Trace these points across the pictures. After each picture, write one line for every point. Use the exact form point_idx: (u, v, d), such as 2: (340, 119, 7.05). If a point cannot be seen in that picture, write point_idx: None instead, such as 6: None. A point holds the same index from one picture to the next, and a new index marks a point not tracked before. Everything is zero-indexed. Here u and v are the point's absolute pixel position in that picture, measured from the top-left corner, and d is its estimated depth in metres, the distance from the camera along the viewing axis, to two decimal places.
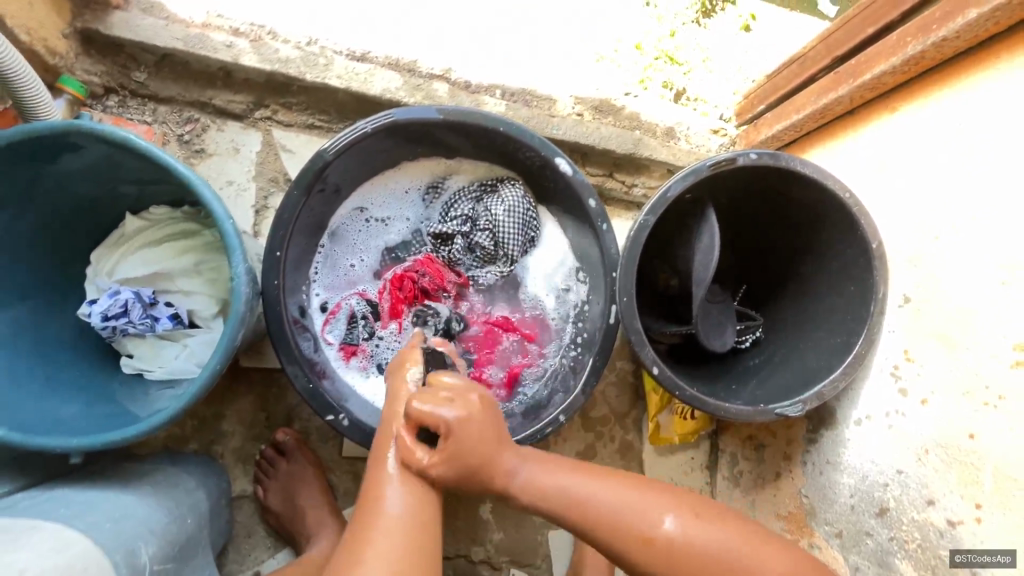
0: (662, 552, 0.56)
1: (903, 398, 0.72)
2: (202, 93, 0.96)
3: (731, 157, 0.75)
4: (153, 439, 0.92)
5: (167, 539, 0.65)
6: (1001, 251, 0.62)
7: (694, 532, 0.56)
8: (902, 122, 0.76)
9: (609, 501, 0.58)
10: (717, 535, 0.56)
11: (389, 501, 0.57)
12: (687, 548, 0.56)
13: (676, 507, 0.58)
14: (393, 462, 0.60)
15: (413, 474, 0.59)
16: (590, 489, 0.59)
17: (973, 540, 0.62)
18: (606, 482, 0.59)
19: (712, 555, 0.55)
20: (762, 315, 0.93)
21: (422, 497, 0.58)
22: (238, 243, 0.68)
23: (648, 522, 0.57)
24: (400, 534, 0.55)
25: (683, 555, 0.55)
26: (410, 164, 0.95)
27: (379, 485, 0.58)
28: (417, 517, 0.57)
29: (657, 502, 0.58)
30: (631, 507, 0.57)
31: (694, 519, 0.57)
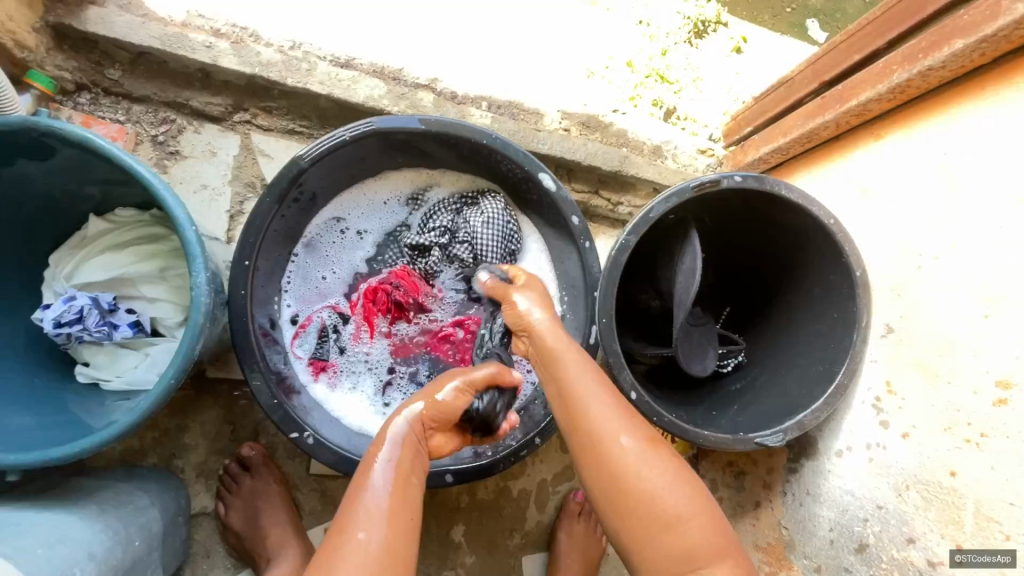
0: (607, 457, 0.56)
1: (884, 430, 0.70)
2: (179, 94, 0.94)
3: (715, 179, 0.74)
4: (110, 451, 0.88)
5: (109, 563, 0.61)
6: (984, 285, 0.61)
7: (642, 460, 0.55)
8: (889, 149, 0.75)
9: (596, 402, 0.59)
10: (663, 477, 0.55)
11: (363, 532, 0.52)
12: (630, 468, 0.55)
13: (643, 438, 0.57)
14: (377, 489, 0.56)
15: (398, 510, 0.55)
16: (585, 382, 0.60)
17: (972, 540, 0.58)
18: (598, 383, 0.60)
19: (647, 484, 0.54)
20: (745, 339, 0.92)
21: (403, 538, 0.53)
22: (200, 250, 0.64)
23: (610, 430, 0.57)
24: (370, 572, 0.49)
25: (625, 471, 0.55)
26: (392, 174, 0.93)
27: (355, 516, 0.53)
28: (389, 561, 0.51)
29: (631, 423, 0.58)
30: (601, 416, 0.58)
31: (653, 455, 0.56)
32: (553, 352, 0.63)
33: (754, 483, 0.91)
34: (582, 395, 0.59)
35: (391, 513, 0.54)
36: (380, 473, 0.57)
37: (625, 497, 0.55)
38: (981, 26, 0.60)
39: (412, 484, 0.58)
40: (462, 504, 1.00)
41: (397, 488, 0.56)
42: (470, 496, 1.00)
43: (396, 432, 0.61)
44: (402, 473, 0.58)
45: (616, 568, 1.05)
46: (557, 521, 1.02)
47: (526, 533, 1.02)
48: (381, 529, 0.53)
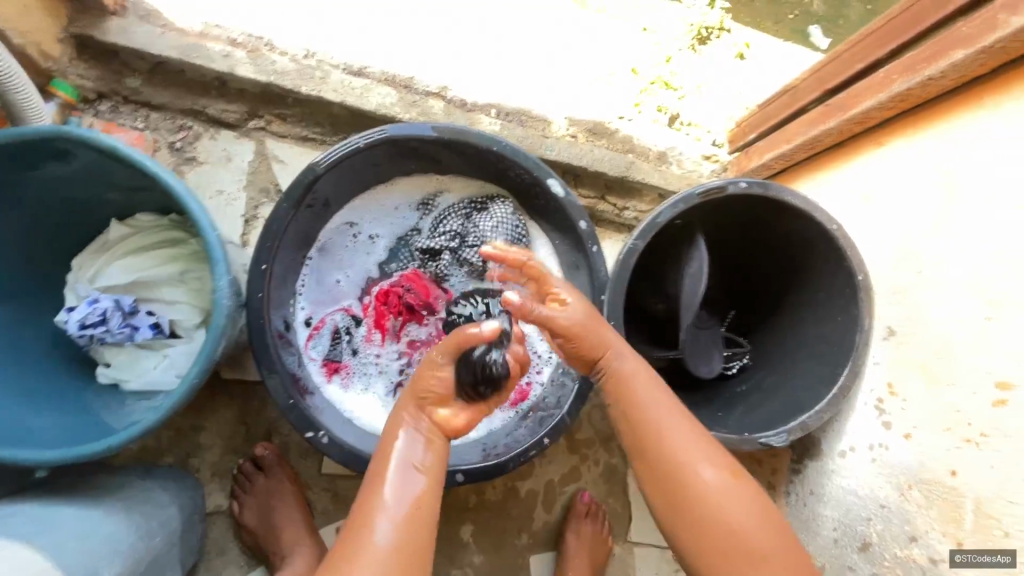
0: (696, 493, 0.58)
1: (887, 431, 0.71)
2: (196, 102, 0.96)
3: (720, 186, 0.76)
4: (128, 451, 0.89)
5: (133, 558, 0.63)
6: (984, 288, 0.62)
7: (727, 492, 0.58)
8: (892, 155, 0.76)
9: (680, 435, 0.61)
10: (743, 507, 0.58)
11: (382, 526, 0.54)
12: (715, 502, 0.58)
13: (727, 469, 0.60)
14: (393, 489, 0.56)
15: (417, 508, 0.56)
16: (668, 420, 0.62)
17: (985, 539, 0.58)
18: (679, 416, 0.63)
19: (733, 519, 0.57)
20: (751, 341, 0.94)
21: (413, 535, 0.54)
22: (222, 254, 0.66)
23: (696, 466, 0.59)
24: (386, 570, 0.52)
25: (714, 507, 0.57)
26: (404, 179, 0.96)
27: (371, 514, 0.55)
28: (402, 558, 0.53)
29: (711, 453, 0.60)
30: (683, 449, 0.60)
31: (738, 486, 0.59)
32: (631, 388, 0.65)
33: (759, 484, 0.92)
34: (666, 432, 0.61)
35: (408, 519, 0.55)
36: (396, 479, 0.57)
37: (713, 533, 0.57)
38: (980, 39, 0.62)
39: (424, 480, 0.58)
40: (471, 503, 1.01)
41: (413, 489, 0.57)
42: (479, 496, 1.02)
43: (412, 435, 0.60)
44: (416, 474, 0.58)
45: (622, 569, 1.06)
46: (564, 521, 1.03)
47: (534, 533, 1.03)
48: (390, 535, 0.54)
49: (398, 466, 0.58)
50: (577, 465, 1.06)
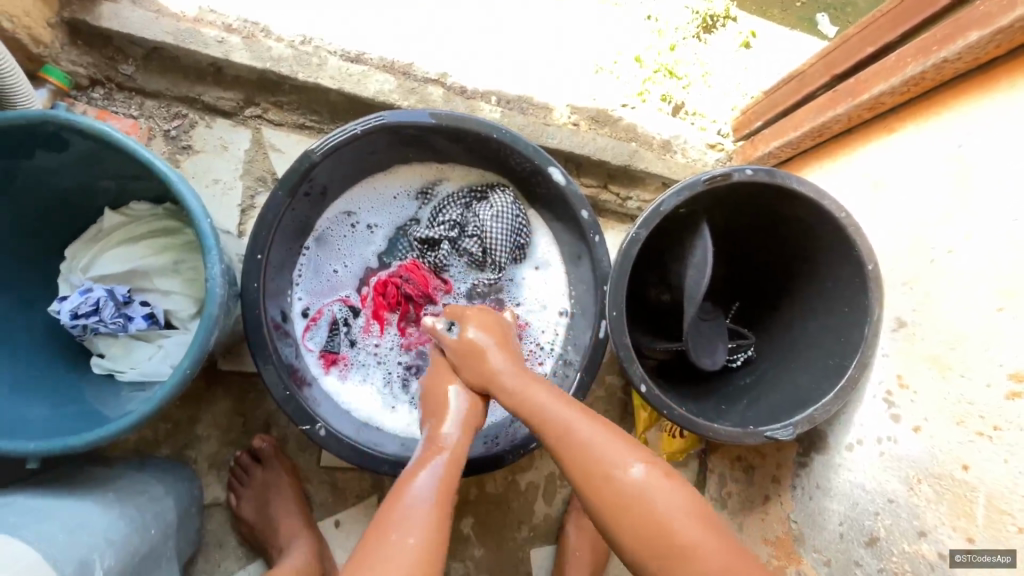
0: (619, 491, 0.56)
1: (896, 424, 0.70)
2: (191, 89, 0.94)
3: (725, 173, 0.73)
4: (124, 442, 0.89)
5: (127, 550, 0.62)
6: (999, 278, 0.60)
7: (651, 485, 0.55)
8: (904, 142, 0.74)
9: (593, 433, 0.60)
10: (674, 500, 0.55)
11: (411, 538, 0.53)
12: (643, 499, 0.55)
13: (652, 463, 0.57)
14: (423, 495, 0.57)
15: (438, 513, 0.56)
16: (576, 420, 0.61)
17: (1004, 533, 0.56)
18: (585, 418, 0.61)
19: (660, 513, 0.54)
20: (754, 334, 0.91)
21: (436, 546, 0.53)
22: (214, 242, 0.65)
23: (615, 465, 0.57)
24: (411, 573, 0.50)
25: (641, 502, 0.55)
26: (402, 168, 0.94)
27: (398, 516, 0.54)
28: (427, 570, 0.51)
29: (625, 450, 0.58)
30: (596, 450, 0.58)
31: (665, 478, 0.56)
32: (526, 400, 0.64)
33: (763, 477, 0.91)
34: (577, 439, 0.59)
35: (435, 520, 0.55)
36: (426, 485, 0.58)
37: (649, 532, 0.54)
38: (996, 18, 0.59)
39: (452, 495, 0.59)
40: (471, 496, 1.00)
41: (439, 498, 0.57)
42: (478, 488, 1.01)
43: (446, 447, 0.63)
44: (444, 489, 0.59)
45: (623, 562, 1.05)
46: (565, 514, 1.02)
47: (534, 526, 1.02)
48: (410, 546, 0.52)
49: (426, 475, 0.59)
50: None
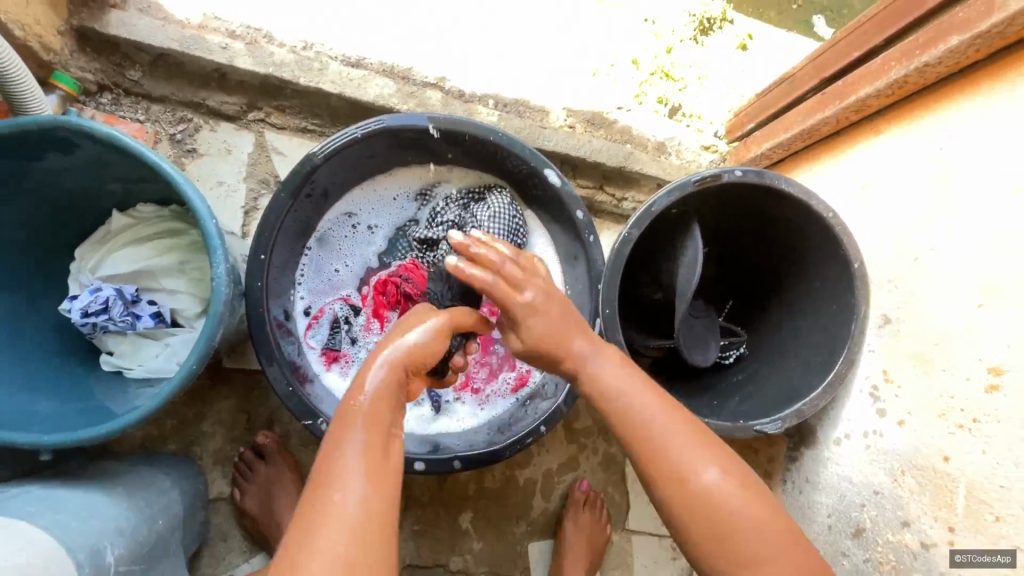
0: (696, 497, 0.56)
1: (881, 418, 0.72)
2: (196, 94, 0.97)
3: (715, 174, 0.75)
4: (131, 438, 0.91)
5: (137, 539, 0.64)
6: (978, 276, 0.62)
7: (729, 491, 0.56)
8: (889, 144, 0.76)
9: (674, 432, 0.58)
10: (753, 511, 0.55)
11: (339, 495, 0.48)
12: (718, 504, 0.55)
13: (731, 469, 0.57)
14: (358, 448, 0.50)
15: (378, 463, 0.50)
16: (659, 416, 0.59)
17: (982, 523, 0.58)
18: (669, 415, 0.59)
19: (734, 519, 0.55)
20: (746, 332, 0.94)
21: (373, 501, 0.48)
22: (219, 242, 0.67)
23: (690, 469, 0.57)
24: (350, 540, 0.46)
25: (717, 509, 0.55)
26: (402, 170, 0.96)
27: (331, 475, 0.48)
28: (371, 527, 0.47)
29: (706, 453, 0.57)
30: (675, 450, 0.57)
31: (738, 485, 0.56)
32: (607, 389, 0.61)
33: None
34: (658, 437, 0.58)
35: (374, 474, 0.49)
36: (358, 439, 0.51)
37: (720, 535, 0.55)
38: (975, 24, 0.61)
39: (391, 443, 0.53)
40: (470, 492, 1.02)
41: (380, 449, 0.51)
42: (477, 484, 1.03)
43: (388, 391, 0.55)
44: (376, 436, 0.51)
45: (621, 556, 1.07)
46: (563, 509, 1.04)
47: (532, 521, 1.04)
48: (340, 501, 0.47)
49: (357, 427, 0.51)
50: (576, 454, 1.07)
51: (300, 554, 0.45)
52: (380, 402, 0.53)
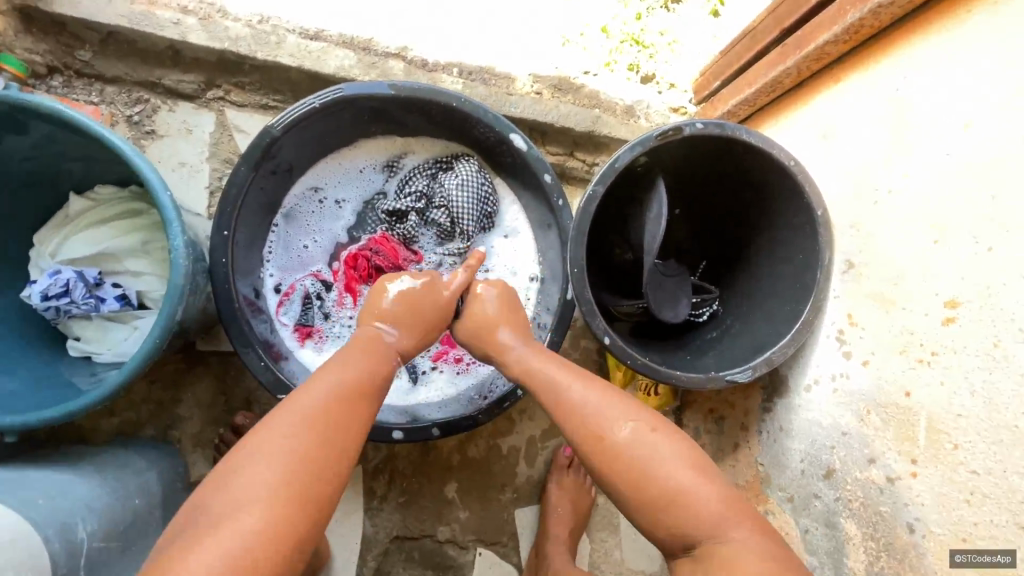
0: (609, 453, 0.58)
1: (847, 360, 0.73)
2: (151, 73, 0.95)
3: (677, 127, 0.75)
4: (108, 424, 0.90)
5: (111, 517, 0.64)
6: (933, 214, 0.63)
7: (641, 440, 0.57)
8: (849, 91, 0.76)
9: (585, 396, 0.62)
10: (674, 456, 0.57)
11: (312, 397, 0.54)
12: (633, 455, 0.57)
13: (647, 422, 0.59)
14: (340, 370, 0.58)
15: (352, 388, 0.57)
16: (570, 383, 0.64)
17: (943, 454, 0.59)
18: (584, 382, 0.64)
19: (653, 466, 0.56)
20: (719, 288, 0.94)
21: (340, 427, 0.54)
22: (176, 215, 0.65)
23: (604, 425, 0.59)
24: (298, 435, 0.51)
25: (629, 460, 0.57)
26: (366, 141, 0.95)
27: (309, 383, 0.56)
28: (319, 435, 0.52)
29: (618, 410, 0.60)
30: (590, 412, 0.60)
31: (653, 437, 0.58)
32: (531, 372, 0.67)
33: (733, 427, 0.94)
34: (574, 403, 0.62)
35: (342, 391, 0.56)
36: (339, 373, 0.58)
37: (642, 486, 0.56)
38: None
39: (374, 387, 0.60)
40: (455, 462, 1.03)
41: (363, 380, 0.58)
42: (461, 454, 1.04)
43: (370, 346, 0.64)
44: (353, 376, 0.58)
45: (607, 518, 1.08)
46: (547, 475, 1.05)
47: (518, 488, 1.05)
48: (309, 419, 0.52)
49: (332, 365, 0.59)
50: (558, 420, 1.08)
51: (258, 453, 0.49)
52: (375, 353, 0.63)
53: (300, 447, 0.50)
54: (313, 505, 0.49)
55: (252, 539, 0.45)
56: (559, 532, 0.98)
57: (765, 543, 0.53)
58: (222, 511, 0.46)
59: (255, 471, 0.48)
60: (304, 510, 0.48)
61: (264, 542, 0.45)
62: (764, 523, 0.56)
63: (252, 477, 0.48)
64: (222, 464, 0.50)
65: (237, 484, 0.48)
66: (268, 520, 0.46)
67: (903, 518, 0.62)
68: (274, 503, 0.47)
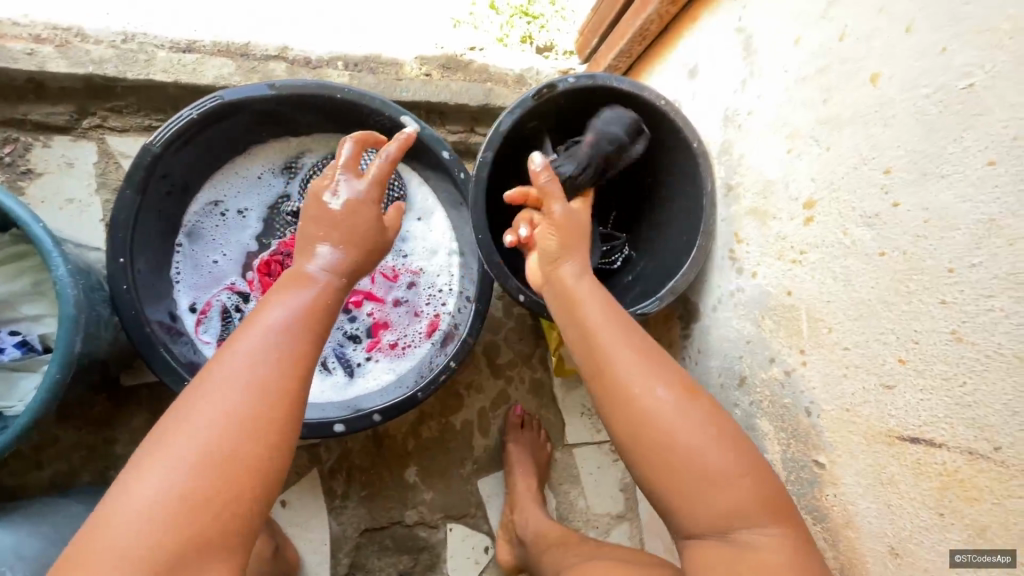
0: (645, 419, 0.54)
1: (739, 276, 0.79)
2: (15, 110, 0.90)
3: (550, 84, 0.79)
4: (41, 478, 0.87)
5: (46, 561, 0.62)
6: (784, 127, 0.69)
7: (682, 410, 0.54)
8: (704, 28, 0.82)
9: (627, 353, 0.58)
10: (707, 435, 0.54)
11: (243, 356, 0.49)
12: (671, 424, 0.54)
13: (682, 387, 0.56)
14: (276, 313, 0.52)
15: (290, 340, 0.51)
16: (617, 334, 0.59)
17: (823, 338, 0.65)
18: (632, 335, 0.59)
19: (687, 437, 0.53)
20: (626, 233, 0.99)
21: (276, 390, 0.48)
22: (52, 245, 0.64)
23: (643, 388, 0.55)
24: (229, 400, 0.47)
25: (662, 429, 0.54)
26: (261, 147, 0.94)
27: (247, 333, 0.51)
28: (249, 400, 0.47)
29: (661, 374, 0.56)
30: (632, 373, 0.56)
31: (692, 411, 0.55)
32: (579, 316, 0.62)
33: None
34: (616, 363, 0.57)
35: (277, 343, 0.50)
36: (271, 323, 0.51)
37: (677, 458, 0.53)
38: None
39: (316, 334, 0.54)
40: (411, 447, 1.05)
41: (298, 328, 0.52)
42: (415, 438, 1.06)
43: (319, 277, 0.58)
44: (308, 326, 0.53)
45: (567, 470, 1.12)
46: (503, 440, 1.08)
47: (477, 459, 1.08)
48: (240, 383, 0.48)
49: (285, 307, 0.54)
50: (505, 387, 1.11)
51: (204, 404, 0.47)
52: (309, 295, 0.56)
53: (246, 403, 0.47)
54: (244, 474, 0.46)
55: (165, 511, 0.43)
56: (524, 490, 1.01)
57: (794, 542, 0.52)
58: (159, 461, 0.44)
59: (180, 441, 0.45)
60: (233, 484, 0.45)
61: (194, 501, 0.44)
62: (796, 522, 0.54)
63: (175, 449, 0.45)
64: (160, 427, 0.47)
65: (162, 450, 0.45)
66: (199, 474, 0.44)
67: (802, 404, 0.68)
68: (197, 476, 0.44)
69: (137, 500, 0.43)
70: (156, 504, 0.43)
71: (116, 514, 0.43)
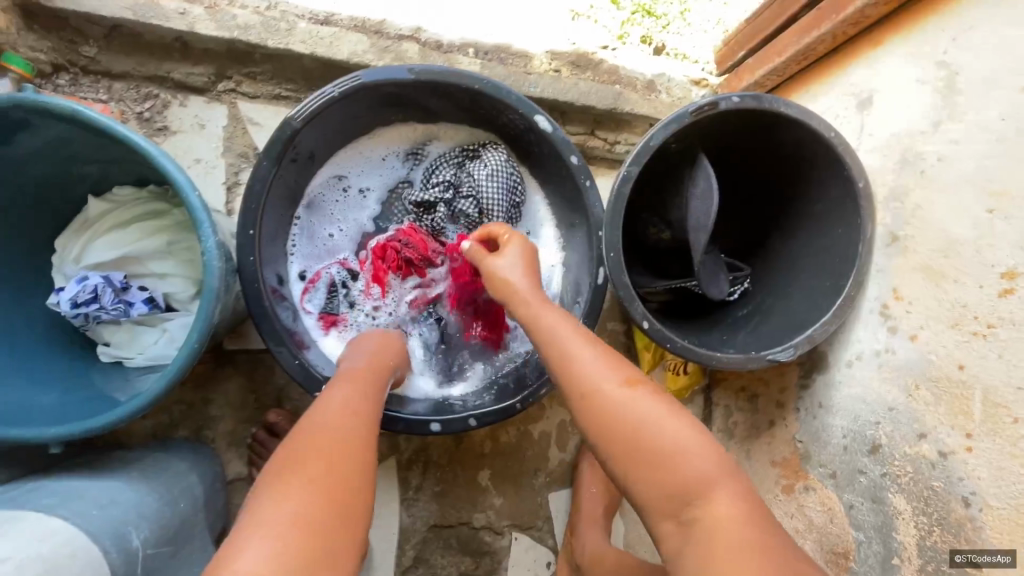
0: (603, 409, 0.54)
1: (892, 335, 0.71)
2: (160, 67, 0.92)
3: (712, 102, 0.72)
4: (141, 427, 0.90)
5: (160, 523, 0.63)
6: (988, 182, 0.61)
7: (634, 402, 0.54)
8: (888, 56, 0.73)
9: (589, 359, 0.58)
10: (663, 428, 0.52)
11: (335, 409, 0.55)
12: (632, 421, 0.53)
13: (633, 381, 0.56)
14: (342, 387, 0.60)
15: (362, 405, 0.58)
16: (575, 341, 0.60)
17: (1003, 427, 0.58)
18: (586, 339, 0.60)
19: (640, 429, 0.52)
20: (751, 265, 0.92)
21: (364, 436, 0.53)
22: (206, 216, 0.63)
23: (600, 380, 0.56)
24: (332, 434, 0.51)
25: (621, 420, 0.53)
26: (390, 130, 0.93)
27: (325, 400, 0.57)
28: (346, 437, 0.51)
29: (613, 366, 0.57)
30: (590, 367, 0.57)
31: (646, 405, 0.54)
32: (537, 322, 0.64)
33: (767, 404, 0.93)
34: (571, 357, 0.59)
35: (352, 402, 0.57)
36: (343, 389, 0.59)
37: (639, 454, 0.52)
38: None
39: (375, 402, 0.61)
40: (487, 449, 1.04)
41: (366, 397, 0.60)
42: (492, 442, 1.04)
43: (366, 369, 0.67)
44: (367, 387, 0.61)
45: None
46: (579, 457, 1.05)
47: (550, 472, 1.05)
48: (342, 423, 0.53)
49: (351, 386, 0.60)
50: None
51: (307, 439, 0.50)
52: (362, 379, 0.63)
53: (338, 436, 0.51)
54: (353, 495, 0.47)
55: (297, 526, 0.42)
56: (591, 509, 0.97)
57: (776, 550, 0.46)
58: (281, 487, 0.45)
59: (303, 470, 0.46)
60: (351, 507, 0.46)
61: (316, 513, 0.44)
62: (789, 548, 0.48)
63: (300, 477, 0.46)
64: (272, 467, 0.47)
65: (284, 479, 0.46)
66: (319, 496, 0.45)
67: (958, 492, 0.61)
68: (322, 496, 0.45)
69: (272, 521, 0.42)
70: (285, 523, 0.42)
71: (249, 535, 0.41)
